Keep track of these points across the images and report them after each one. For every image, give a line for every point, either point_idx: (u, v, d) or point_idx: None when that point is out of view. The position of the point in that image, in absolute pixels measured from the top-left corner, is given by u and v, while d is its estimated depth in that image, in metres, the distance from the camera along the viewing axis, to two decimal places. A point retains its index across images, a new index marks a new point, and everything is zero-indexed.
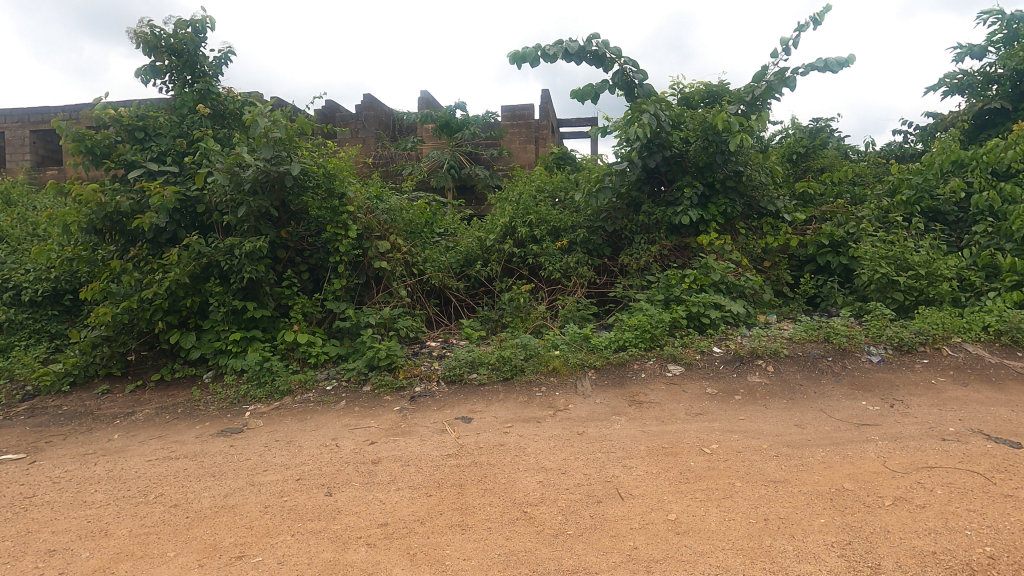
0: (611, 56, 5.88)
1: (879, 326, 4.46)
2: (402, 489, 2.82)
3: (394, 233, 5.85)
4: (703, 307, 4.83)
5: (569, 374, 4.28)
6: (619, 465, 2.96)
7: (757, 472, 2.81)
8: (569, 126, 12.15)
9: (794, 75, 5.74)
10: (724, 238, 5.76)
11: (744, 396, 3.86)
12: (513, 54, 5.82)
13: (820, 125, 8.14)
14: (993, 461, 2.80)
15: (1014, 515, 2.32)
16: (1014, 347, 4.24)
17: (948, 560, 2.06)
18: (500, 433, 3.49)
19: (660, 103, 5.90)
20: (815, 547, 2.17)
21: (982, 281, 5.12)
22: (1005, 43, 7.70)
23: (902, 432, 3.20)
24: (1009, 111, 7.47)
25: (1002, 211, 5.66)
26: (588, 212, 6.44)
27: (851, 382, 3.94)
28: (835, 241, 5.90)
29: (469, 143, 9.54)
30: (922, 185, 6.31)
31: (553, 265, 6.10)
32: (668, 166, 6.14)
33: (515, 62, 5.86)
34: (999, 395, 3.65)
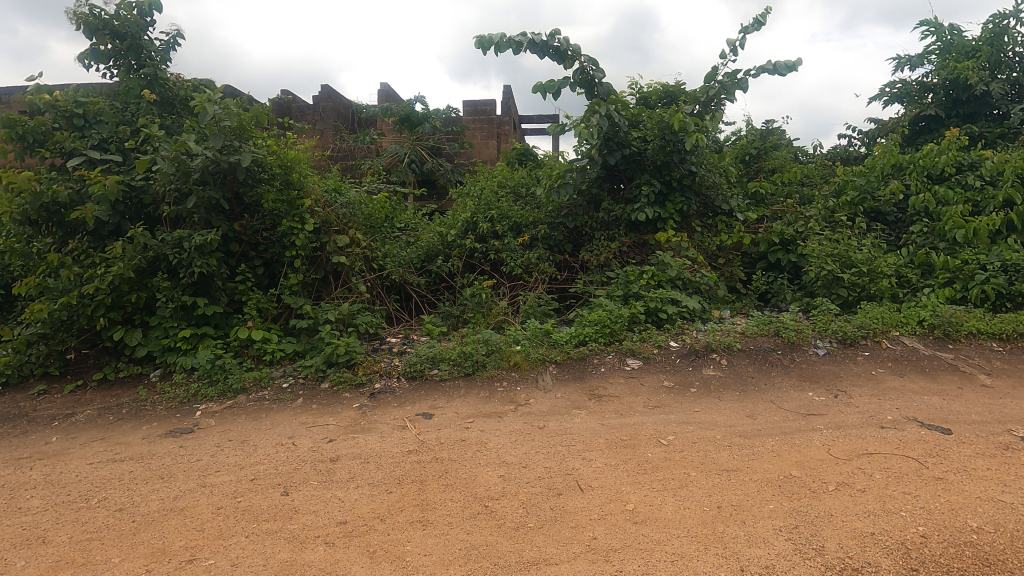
0: (572, 53, 5.93)
1: (825, 321, 4.68)
2: (361, 486, 2.78)
3: (354, 228, 5.74)
4: (661, 302, 4.95)
5: (530, 369, 4.31)
6: (579, 458, 3.00)
7: (710, 462, 2.91)
8: (531, 123, 12.17)
9: (746, 77, 5.93)
10: (681, 236, 5.87)
11: (699, 389, 3.97)
12: (478, 37, 5.80)
13: (771, 128, 8.45)
14: (925, 446, 2.98)
15: (945, 497, 2.48)
16: (946, 340, 4.50)
17: (885, 539, 2.19)
18: (461, 429, 3.48)
19: (617, 102, 6.00)
20: (764, 532, 2.27)
21: (918, 278, 5.40)
22: (939, 53, 8.16)
23: (845, 421, 3.36)
24: (942, 118, 7.95)
25: (937, 213, 6.00)
26: (549, 208, 6.50)
27: (798, 374, 4.11)
28: (784, 240, 6.13)
29: (431, 136, 9.42)
30: (865, 186, 6.63)
31: (515, 261, 6.14)
32: (627, 164, 6.25)
33: (480, 46, 5.83)
34: (933, 385, 3.89)
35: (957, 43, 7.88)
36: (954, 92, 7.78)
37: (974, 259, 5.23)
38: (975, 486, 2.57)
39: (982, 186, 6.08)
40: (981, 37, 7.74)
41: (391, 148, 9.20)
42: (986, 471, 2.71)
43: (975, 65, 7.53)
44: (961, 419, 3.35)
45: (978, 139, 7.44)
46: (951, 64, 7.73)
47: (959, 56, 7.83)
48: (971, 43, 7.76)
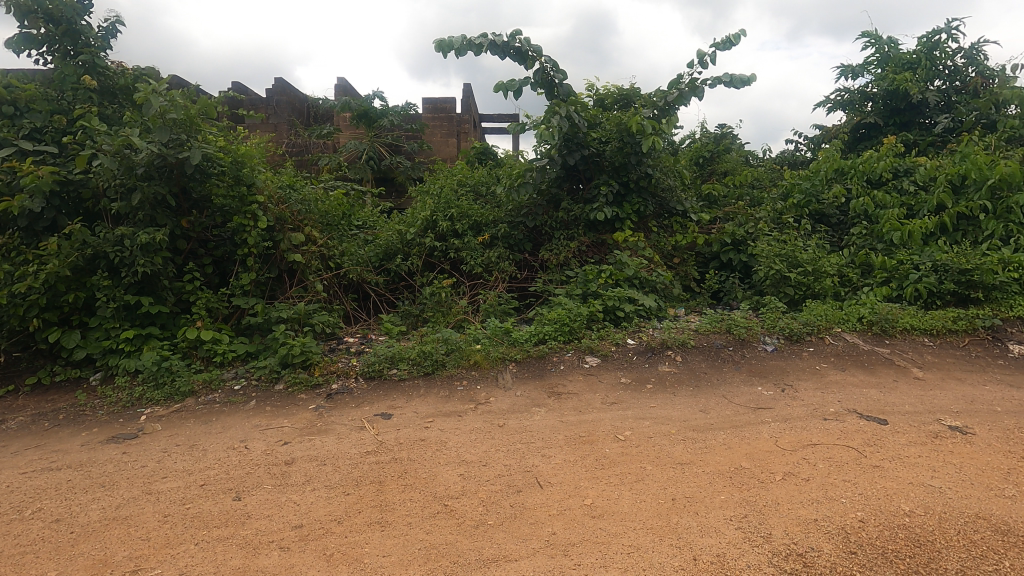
0: (534, 54, 5.96)
1: (773, 318, 4.88)
2: (317, 489, 2.72)
3: (309, 225, 5.60)
4: (618, 301, 5.04)
5: (490, 367, 4.32)
6: (539, 455, 3.03)
7: (666, 455, 2.99)
8: (491, 122, 12.17)
9: (703, 85, 6.10)
10: (638, 236, 6.00)
11: (655, 385, 4.07)
12: (438, 41, 5.76)
13: (724, 131, 8.74)
14: (864, 436, 3.16)
15: (881, 483, 2.64)
16: (883, 335, 4.76)
17: (827, 525, 2.31)
18: (421, 428, 3.46)
19: (577, 104, 6.07)
20: (716, 522, 2.35)
21: (859, 277, 5.67)
22: (878, 65, 8.62)
23: (791, 414, 3.52)
24: (880, 126, 8.41)
25: (875, 215, 6.34)
26: (509, 207, 6.52)
27: (748, 370, 4.27)
28: (736, 240, 6.35)
29: (389, 133, 9.29)
30: (811, 190, 6.94)
31: (474, 259, 6.13)
32: (587, 165, 6.35)
33: (440, 50, 5.79)
34: (871, 378, 4.11)
35: (894, 55, 8.35)
36: (892, 102, 8.24)
37: (909, 259, 5.55)
38: (907, 472, 2.74)
39: (916, 191, 6.45)
40: (916, 51, 8.22)
41: (349, 145, 9.03)
42: (917, 458, 2.89)
43: (911, 77, 7.99)
44: (896, 410, 3.56)
45: (912, 146, 7.90)
46: (889, 75, 8.18)
47: (896, 67, 8.29)
48: (907, 56, 8.24)
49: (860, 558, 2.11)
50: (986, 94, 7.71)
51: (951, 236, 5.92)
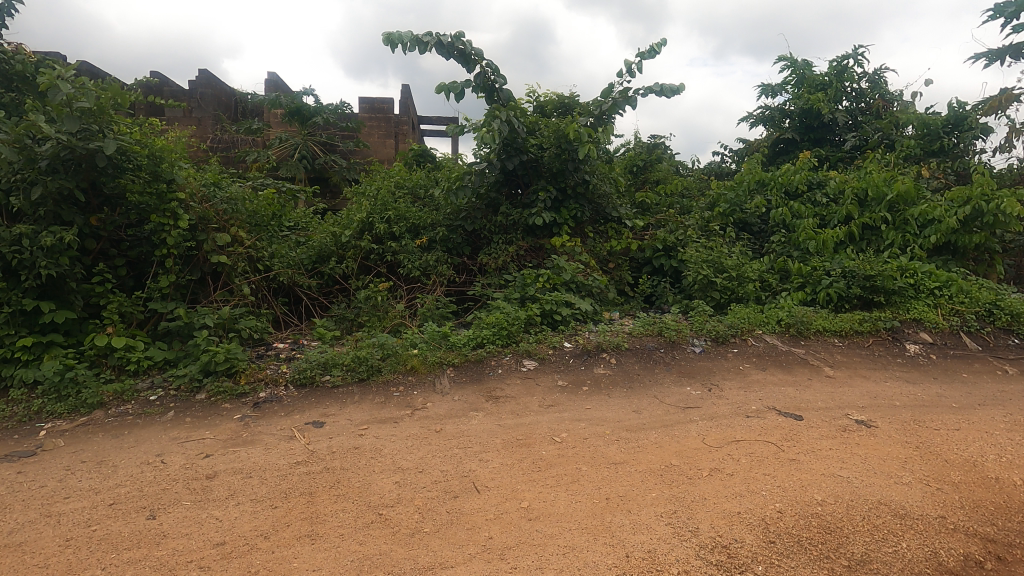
0: (476, 57, 5.96)
1: (701, 321, 5.11)
2: (242, 504, 2.58)
3: (236, 225, 5.33)
4: (555, 305, 5.12)
5: (427, 372, 4.26)
6: (476, 460, 3.02)
7: (600, 456, 3.06)
8: (430, 124, 12.07)
9: (636, 95, 6.31)
10: (574, 241, 6.13)
11: (591, 387, 4.16)
12: (387, 35, 5.64)
13: (656, 142, 9.09)
14: (782, 432, 3.36)
15: (797, 475, 2.81)
16: (799, 337, 5.09)
17: (748, 517, 2.43)
18: (355, 436, 3.36)
19: (516, 109, 6.13)
20: (648, 519, 2.42)
21: (777, 283, 6.03)
22: (795, 85, 9.26)
23: (717, 412, 3.69)
24: (797, 141, 9.02)
25: (792, 225, 6.78)
26: (447, 210, 6.48)
27: (678, 371, 4.45)
28: (667, 246, 6.61)
29: (323, 131, 9.02)
30: (735, 200, 7.35)
31: (412, 263, 6.04)
32: (525, 170, 6.42)
33: (389, 44, 5.67)
34: (788, 377, 4.39)
35: (809, 77, 8.99)
36: (806, 119, 8.86)
37: (821, 266, 5.97)
38: (819, 464, 2.94)
39: (827, 202, 6.96)
40: (828, 73, 8.89)
41: (280, 142, 8.67)
42: (828, 451, 3.11)
43: (823, 97, 8.62)
44: (810, 406, 3.81)
45: (824, 160, 8.52)
46: (804, 94, 8.80)
47: (810, 87, 8.93)
48: (819, 78, 8.89)
49: (778, 546, 2.25)
50: (887, 115, 8.44)
51: (858, 245, 6.42)
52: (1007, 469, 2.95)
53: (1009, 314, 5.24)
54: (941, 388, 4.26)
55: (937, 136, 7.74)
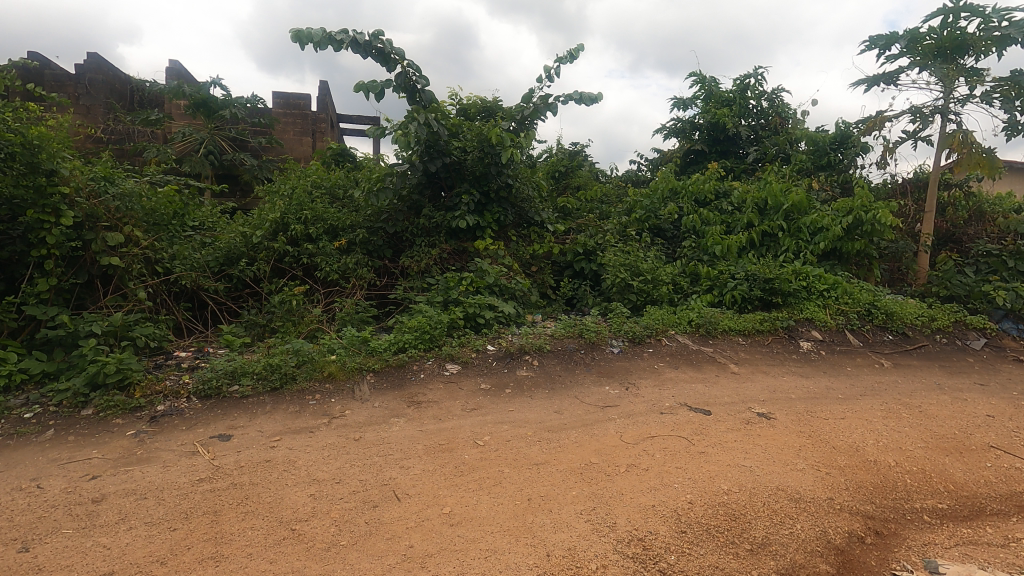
0: (396, 57, 5.84)
1: (619, 322, 5.30)
2: (135, 528, 2.36)
3: (130, 224, 4.88)
4: (478, 308, 5.11)
5: (345, 379, 4.11)
6: (397, 467, 2.95)
7: (522, 457, 3.09)
8: (350, 123, 11.70)
9: (557, 101, 6.46)
10: (497, 244, 6.16)
11: (513, 389, 4.19)
12: (295, 31, 5.41)
13: (576, 149, 9.36)
14: (692, 426, 3.55)
15: (705, 467, 2.98)
16: (708, 336, 5.40)
17: (662, 509, 2.54)
18: (266, 448, 3.17)
19: (438, 111, 6.08)
20: (568, 517, 2.47)
21: (688, 285, 6.36)
22: (703, 100, 9.87)
23: (634, 410, 3.83)
24: (705, 152, 9.61)
25: (701, 231, 7.20)
26: (368, 212, 6.31)
27: (597, 371, 4.58)
28: (587, 250, 6.80)
29: (233, 126, 8.51)
30: (650, 207, 7.70)
31: (330, 266, 5.81)
32: (448, 172, 6.37)
33: (298, 41, 5.45)
34: (698, 374, 4.66)
35: (716, 93, 9.61)
36: (714, 133, 9.47)
37: (727, 270, 6.38)
38: (726, 455, 3.13)
39: (732, 211, 7.46)
40: (732, 91, 9.55)
41: (183, 136, 8.11)
42: (733, 442, 3.32)
43: (728, 113, 9.25)
44: (718, 401, 4.05)
45: (730, 171, 9.14)
46: (711, 109, 9.41)
47: (716, 102, 9.56)
48: (725, 94, 9.54)
49: (689, 536, 2.37)
50: (783, 132, 9.19)
51: (758, 250, 6.93)
52: (883, 453, 3.29)
53: (885, 314, 5.83)
54: (829, 381, 4.69)
55: (825, 152, 8.53)
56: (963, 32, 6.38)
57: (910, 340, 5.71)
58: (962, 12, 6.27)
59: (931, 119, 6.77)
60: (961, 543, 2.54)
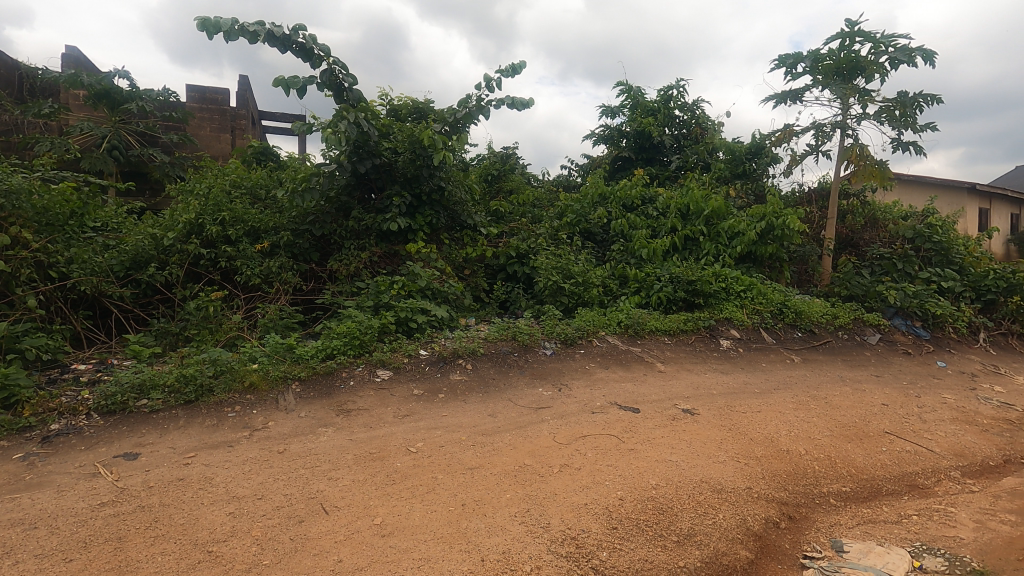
0: (319, 52, 5.63)
1: (551, 325, 5.36)
2: (23, 563, 2.12)
3: (18, 225, 4.41)
4: (410, 312, 5.02)
5: (268, 389, 3.90)
6: (325, 479, 2.82)
7: (456, 462, 3.05)
8: (273, 120, 11.17)
9: (489, 105, 6.46)
10: (430, 247, 6.07)
11: (447, 394, 4.13)
12: (202, 19, 5.11)
13: (509, 152, 9.43)
14: (621, 425, 3.65)
15: (635, 463, 3.07)
16: (636, 336, 5.58)
17: (594, 507, 2.59)
18: (179, 466, 2.95)
19: (367, 111, 5.93)
20: (502, 520, 2.46)
21: (617, 287, 6.55)
22: (630, 108, 10.23)
23: (566, 411, 3.89)
24: (632, 159, 9.97)
25: (629, 235, 7.44)
26: (293, 213, 6.04)
27: (531, 373, 4.61)
28: (519, 254, 6.85)
29: (141, 120, 7.89)
30: (580, 211, 7.88)
31: (251, 270, 5.51)
32: (378, 173, 6.23)
33: (205, 30, 5.14)
34: (627, 373, 4.80)
35: (642, 102, 10.00)
36: (640, 140, 9.84)
37: (653, 272, 6.62)
38: (653, 451, 3.24)
39: (658, 215, 7.77)
40: (657, 101, 9.97)
41: (82, 129, 7.36)
42: (660, 438, 3.44)
43: (653, 122, 9.65)
44: (646, 399, 4.20)
45: (655, 178, 9.52)
46: (637, 118, 9.78)
47: (642, 111, 9.94)
48: (650, 104, 9.94)
49: (620, 531, 2.43)
50: (703, 141, 9.69)
51: (681, 253, 7.25)
52: (795, 442, 3.53)
53: (795, 313, 6.25)
54: (747, 376, 4.98)
55: (741, 161, 9.08)
56: (858, 55, 7.00)
57: (816, 337, 6.18)
58: (856, 37, 6.87)
59: (831, 133, 7.36)
60: (862, 522, 2.77)
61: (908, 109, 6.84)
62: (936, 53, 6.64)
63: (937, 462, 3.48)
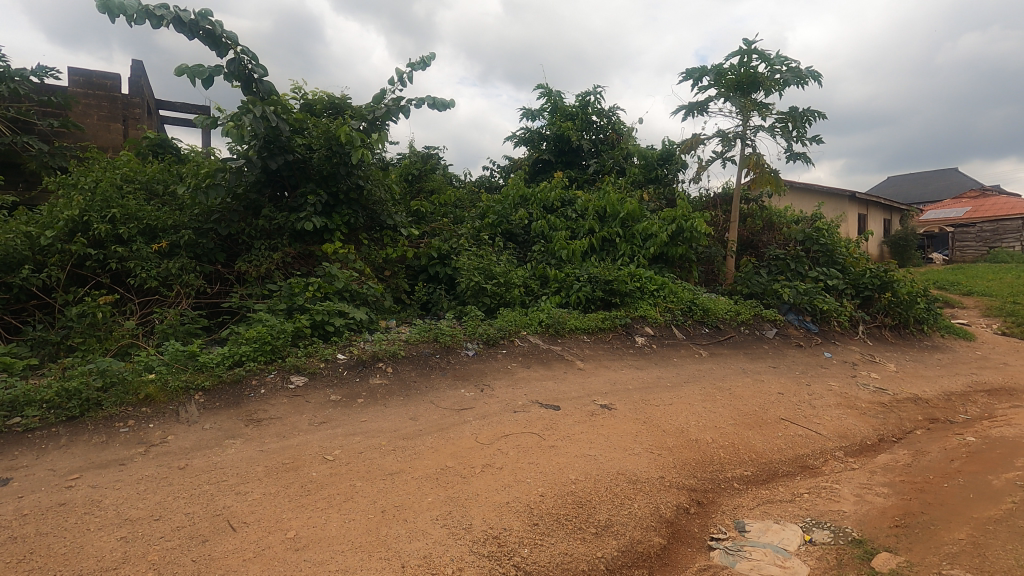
0: (228, 41, 5.29)
1: (473, 325, 5.34)
2: None
3: None
4: (327, 315, 4.83)
5: (167, 401, 3.60)
6: (232, 494, 2.65)
7: (376, 468, 2.97)
8: (172, 109, 10.35)
9: (409, 104, 6.35)
10: (348, 248, 5.87)
11: (366, 399, 4.02)
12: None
13: (430, 152, 9.34)
14: (542, 422, 3.72)
15: (555, 459, 3.14)
16: (556, 335, 5.70)
17: (517, 505, 2.62)
18: (59, 490, 2.66)
19: (278, 104, 5.63)
20: (424, 524, 2.43)
21: (538, 287, 6.65)
22: (550, 112, 10.45)
23: (489, 411, 3.91)
24: (552, 162, 10.19)
25: (549, 236, 7.59)
26: (195, 211, 5.62)
27: (453, 374, 4.59)
28: (441, 254, 6.79)
29: (12, 104, 7.04)
30: (502, 213, 7.94)
31: (147, 271, 5.07)
32: (291, 170, 5.94)
33: (105, 11, 4.67)
34: (548, 371, 4.90)
35: (561, 107, 10.25)
36: (559, 144, 10.09)
37: (572, 273, 6.80)
38: (573, 447, 3.32)
39: (577, 217, 7.99)
40: (575, 106, 10.25)
41: None
42: (580, 434, 3.54)
43: (572, 126, 9.93)
44: (566, 397, 4.30)
45: (574, 180, 9.79)
46: (557, 121, 10.01)
47: (561, 115, 10.19)
48: (569, 109, 10.20)
49: (541, 527, 2.47)
50: (619, 147, 10.08)
51: (599, 254, 7.50)
52: (702, 432, 3.75)
53: (703, 310, 6.63)
54: (660, 371, 5.24)
55: (653, 167, 9.55)
56: (755, 71, 7.56)
57: (721, 332, 6.61)
58: (754, 54, 7.42)
59: (734, 142, 7.91)
60: (761, 502, 3.00)
61: (799, 123, 7.48)
62: (821, 73, 7.31)
63: (824, 444, 3.84)
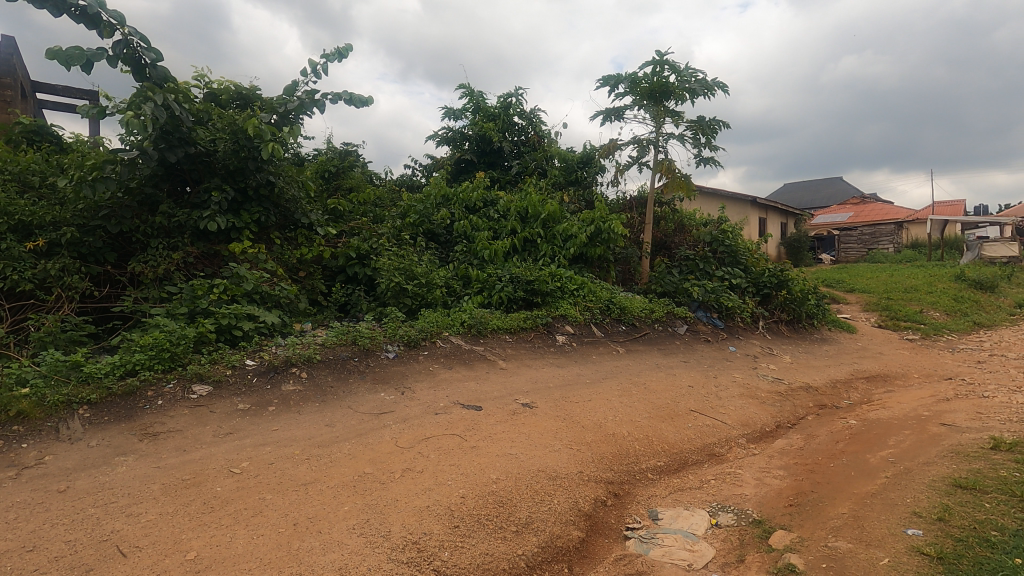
0: (109, 20, 4.82)
1: (394, 327, 5.20)
2: None
3: None
4: (234, 319, 4.53)
5: (45, 418, 3.23)
6: (123, 516, 2.42)
7: (288, 479, 2.83)
8: (50, 93, 9.30)
9: (324, 99, 6.09)
10: (258, 247, 5.55)
11: (278, 407, 3.81)
12: None
13: (348, 149, 9.05)
14: (464, 423, 3.70)
15: (477, 460, 3.13)
16: (479, 335, 5.69)
17: (436, 508, 2.58)
18: None
19: (177, 92, 5.20)
20: (339, 535, 2.34)
21: (461, 287, 6.62)
22: (472, 111, 10.42)
23: (409, 414, 3.83)
24: (474, 162, 10.19)
25: (471, 236, 7.57)
26: (80, 206, 5.08)
27: (372, 378, 4.45)
28: (360, 254, 6.57)
29: None
30: (423, 212, 7.82)
31: (19, 273, 4.54)
32: (193, 164, 5.51)
33: None
34: (470, 372, 4.89)
35: (483, 107, 10.25)
36: (481, 144, 10.10)
37: (494, 273, 6.82)
38: (495, 447, 3.33)
39: (498, 217, 8.02)
40: (497, 107, 10.28)
41: None
42: (501, 434, 3.55)
43: (493, 127, 9.96)
44: (488, 397, 4.31)
45: (496, 181, 9.85)
46: (479, 121, 10.01)
47: (483, 116, 10.20)
48: (491, 109, 10.22)
49: (461, 529, 2.45)
50: (540, 149, 10.23)
51: (521, 254, 7.59)
52: (619, 426, 3.89)
53: (620, 308, 6.88)
54: (579, 368, 5.38)
55: (573, 169, 9.80)
56: (667, 81, 7.94)
57: (637, 329, 6.89)
58: (665, 64, 7.80)
59: (648, 148, 8.27)
60: (672, 491, 3.16)
61: (706, 131, 7.94)
62: (726, 84, 7.81)
63: (729, 433, 4.09)
